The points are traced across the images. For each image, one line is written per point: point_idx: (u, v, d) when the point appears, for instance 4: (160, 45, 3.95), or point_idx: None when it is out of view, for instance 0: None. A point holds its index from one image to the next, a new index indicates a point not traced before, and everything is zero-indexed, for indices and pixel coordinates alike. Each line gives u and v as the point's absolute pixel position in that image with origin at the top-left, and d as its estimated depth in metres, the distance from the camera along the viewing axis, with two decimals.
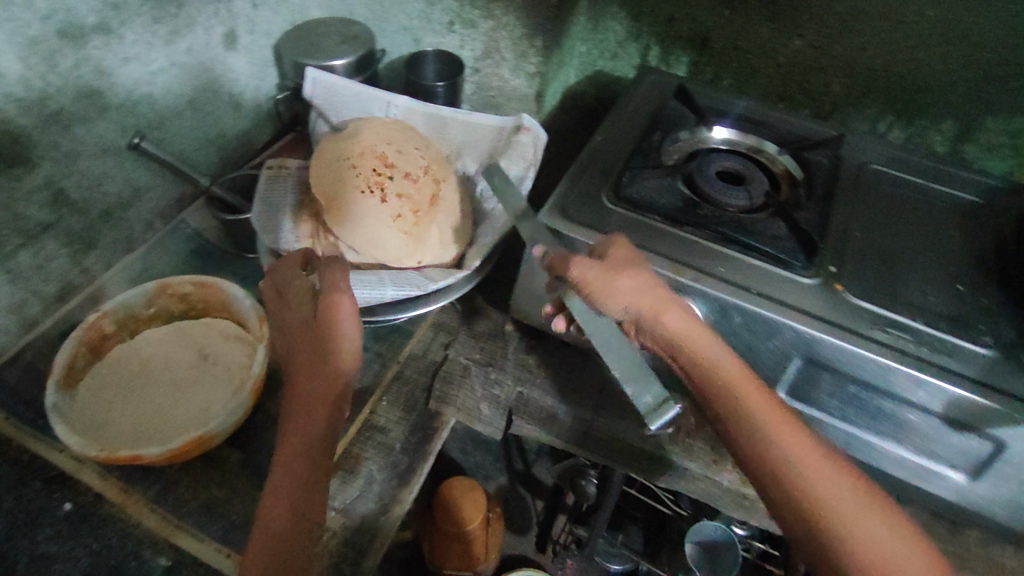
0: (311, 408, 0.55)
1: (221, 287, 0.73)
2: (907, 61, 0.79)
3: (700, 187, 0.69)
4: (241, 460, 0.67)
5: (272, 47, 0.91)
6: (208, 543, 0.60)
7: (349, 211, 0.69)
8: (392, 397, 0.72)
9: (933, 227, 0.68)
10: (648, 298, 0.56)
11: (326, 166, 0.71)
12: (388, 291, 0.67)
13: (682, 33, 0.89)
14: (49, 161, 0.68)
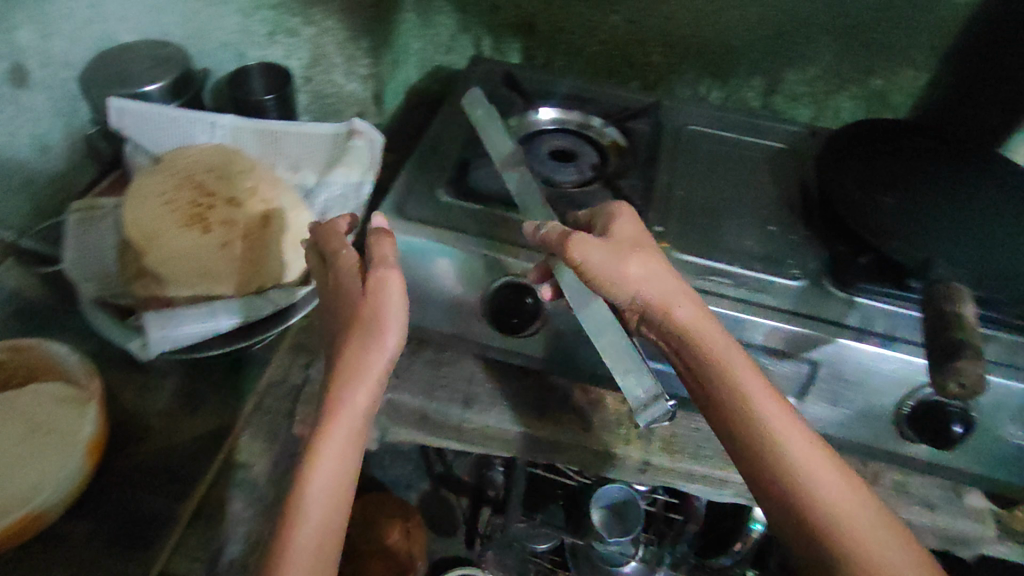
0: (356, 405, 0.51)
1: (40, 348, 0.65)
2: (712, 26, 0.85)
3: (532, 169, 0.71)
4: (88, 532, 0.61)
5: (76, 80, 0.80)
6: None
7: (171, 249, 0.65)
8: (253, 430, 0.69)
9: (747, 177, 0.74)
10: (664, 285, 0.53)
11: (143, 202, 0.67)
12: (223, 321, 0.65)
13: (508, 21, 0.91)
14: None
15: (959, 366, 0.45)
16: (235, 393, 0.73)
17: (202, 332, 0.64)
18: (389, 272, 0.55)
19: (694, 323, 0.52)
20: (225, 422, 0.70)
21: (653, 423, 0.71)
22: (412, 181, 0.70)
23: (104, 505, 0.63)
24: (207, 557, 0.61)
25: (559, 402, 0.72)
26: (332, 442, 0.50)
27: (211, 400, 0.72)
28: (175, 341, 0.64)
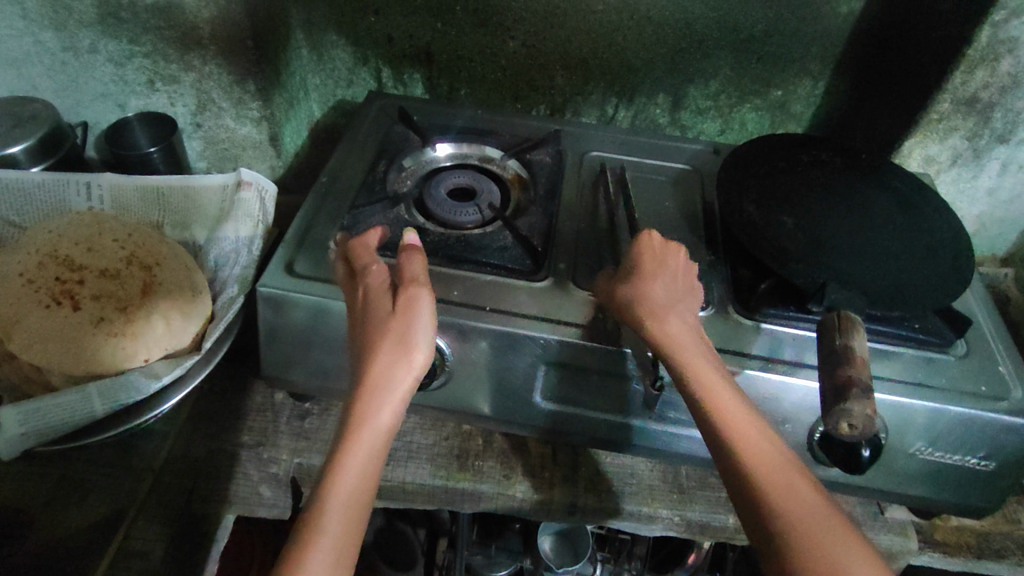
0: (379, 432, 0.48)
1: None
2: (610, 47, 0.84)
3: (430, 211, 0.69)
4: None
5: None
6: None
7: (36, 330, 0.60)
8: (152, 512, 0.63)
9: (651, 202, 0.73)
10: (673, 305, 0.55)
11: (4, 284, 0.62)
12: (98, 407, 0.59)
13: (405, 51, 0.89)
14: None
15: (845, 409, 0.46)
16: (133, 472, 0.64)
17: (75, 418, 0.59)
18: (423, 288, 0.54)
19: (690, 338, 0.53)
20: (119, 507, 0.62)
21: (577, 461, 0.69)
22: (304, 235, 0.66)
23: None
24: None
25: (480, 449, 0.68)
26: (352, 467, 0.46)
27: (100, 483, 0.63)
28: (47, 431, 0.59)
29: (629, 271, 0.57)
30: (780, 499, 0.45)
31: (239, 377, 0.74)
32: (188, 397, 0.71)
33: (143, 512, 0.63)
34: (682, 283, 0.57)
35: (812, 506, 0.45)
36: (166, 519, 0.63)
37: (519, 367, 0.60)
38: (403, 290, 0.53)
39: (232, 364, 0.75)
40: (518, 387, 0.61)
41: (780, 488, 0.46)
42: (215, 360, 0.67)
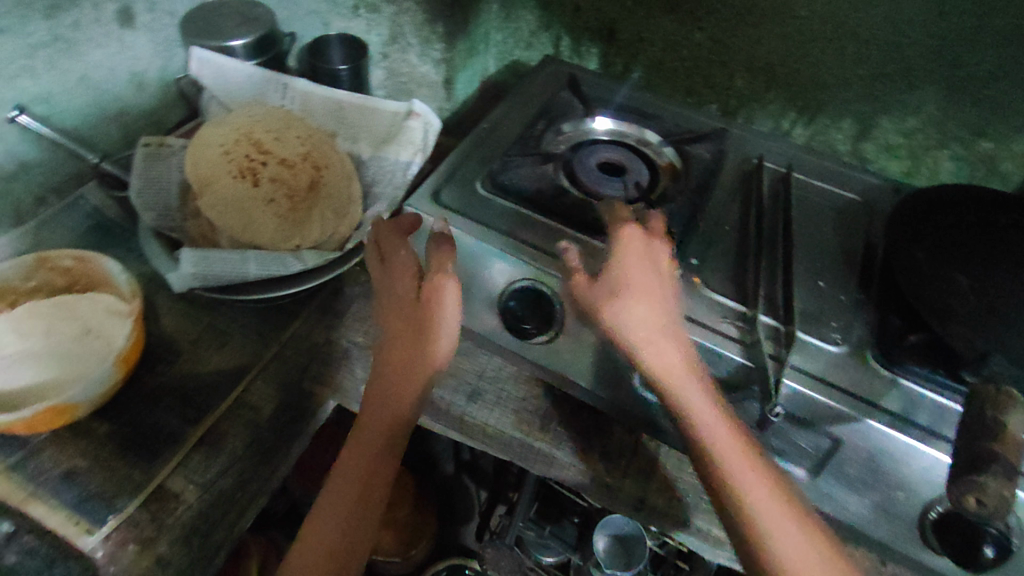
0: (394, 400, 0.55)
1: (100, 263, 0.71)
2: (802, 59, 0.79)
3: (578, 178, 0.70)
4: (109, 432, 0.63)
5: (178, 26, 0.89)
6: (59, 509, 0.58)
7: (221, 196, 0.69)
8: (268, 375, 0.70)
9: (807, 226, 0.69)
10: (653, 325, 0.53)
11: (203, 151, 0.71)
12: (251, 269, 0.67)
13: (590, 24, 0.89)
14: None
15: (976, 482, 0.42)
16: (262, 338, 0.74)
17: (230, 276, 0.67)
18: (445, 280, 0.56)
19: (673, 365, 0.52)
20: (246, 362, 0.71)
21: (657, 459, 0.67)
22: (455, 170, 0.71)
23: (126, 414, 0.65)
24: (200, 483, 0.61)
25: (564, 418, 0.69)
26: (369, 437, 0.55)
27: (238, 339, 0.73)
28: (204, 282, 0.66)
29: (608, 283, 0.54)
30: (764, 543, 0.48)
31: (366, 284, 0.80)
32: (321, 288, 0.79)
33: (265, 374, 0.71)
34: (659, 281, 0.55)
35: (798, 553, 0.47)
36: (280, 385, 0.70)
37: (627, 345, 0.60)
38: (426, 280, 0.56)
39: (364, 273, 0.81)
40: (618, 364, 0.61)
41: (775, 537, 0.47)
42: (353, 260, 0.74)
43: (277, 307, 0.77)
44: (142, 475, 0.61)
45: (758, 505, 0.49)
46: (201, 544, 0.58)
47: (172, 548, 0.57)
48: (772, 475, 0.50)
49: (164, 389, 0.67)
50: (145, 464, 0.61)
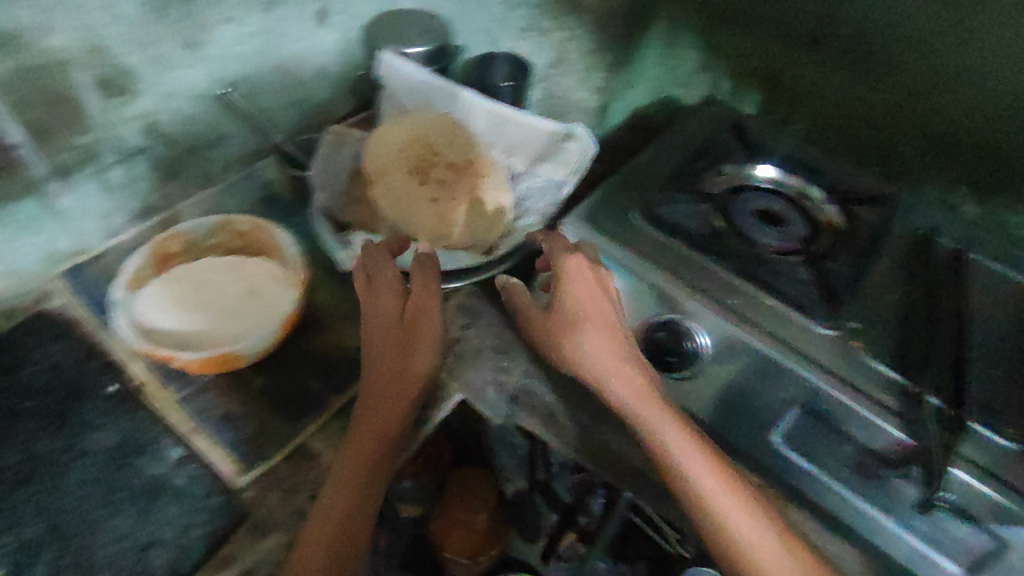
0: (397, 399, 0.58)
1: (272, 232, 0.76)
2: (986, 136, 0.75)
3: (735, 221, 0.69)
4: (262, 387, 0.69)
5: (362, 30, 0.91)
6: (218, 446, 0.64)
7: (391, 188, 0.74)
8: None
9: (981, 309, 0.64)
10: (602, 342, 0.57)
11: (383, 145, 0.77)
12: (409, 260, 0.71)
13: (755, 70, 0.89)
14: (151, 95, 0.74)
15: None
16: None
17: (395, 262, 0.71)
18: (425, 297, 0.62)
19: (630, 386, 0.55)
20: None
21: None
22: (613, 195, 0.71)
23: (279, 373, 0.71)
24: (338, 450, 0.66)
25: None
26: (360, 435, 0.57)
27: None
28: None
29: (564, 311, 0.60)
30: (731, 546, 0.49)
31: None
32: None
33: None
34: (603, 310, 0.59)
35: None
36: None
37: (771, 394, 0.58)
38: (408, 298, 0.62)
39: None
40: None
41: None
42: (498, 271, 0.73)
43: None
44: (287, 430, 0.66)
45: (731, 522, 0.50)
46: None
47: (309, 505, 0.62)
48: (726, 473, 0.52)
49: (314, 356, 0.73)
50: (292, 419, 0.67)
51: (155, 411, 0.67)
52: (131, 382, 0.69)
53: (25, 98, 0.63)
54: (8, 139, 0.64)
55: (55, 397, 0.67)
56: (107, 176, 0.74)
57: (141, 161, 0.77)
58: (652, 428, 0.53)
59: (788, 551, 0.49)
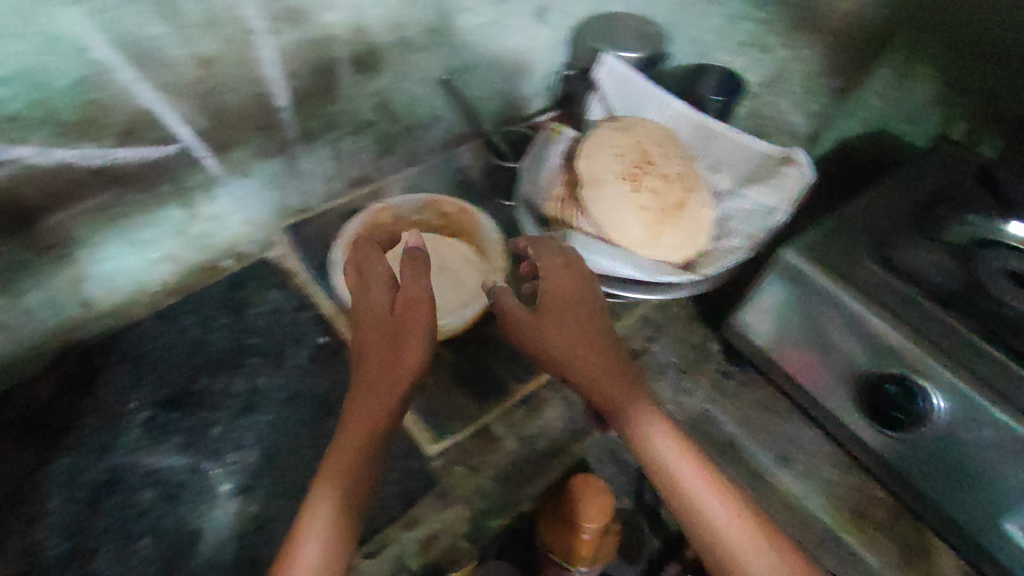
0: (386, 386, 0.58)
1: (477, 217, 0.79)
2: None
3: (983, 274, 0.58)
4: (450, 361, 0.74)
5: (571, 29, 0.91)
6: (412, 414, 0.69)
7: (602, 192, 0.73)
8: None
9: None
10: (568, 337, 0.61)
11: (597, 146, 0.75)
12: (619, 266, 0.71)
13: (1005, 112, 0.74)
14: (389, 74, 0.77)
15: None
16: None
17: (602, 266, 0.71)
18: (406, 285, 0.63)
19: (592, 378, 0.59)
20: None
21: None
22: (839, 229, 0.64)
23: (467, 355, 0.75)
24: (520, 438, 0.69)
25: (881, 520, 0.64)
26: (362, 411, 0.57)
27: None
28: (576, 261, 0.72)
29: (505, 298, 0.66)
30: (721, 546, 0.50)
31: (687, 308, 0.80)
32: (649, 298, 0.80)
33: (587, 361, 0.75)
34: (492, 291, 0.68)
35: None
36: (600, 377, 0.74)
37: (1018, 482, 0.52)
38: (371, 276, 0.65)
39: (690, 300, 0.82)
40: (995, 497, 0.54)
41: None
42: (695, 291, 0.72)
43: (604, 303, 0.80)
44: (476, 410, 0.70)
45: (734, 548, 0.50)
46: (517, 490, 0.65)
47: (491, 483, 0.66)
48: (712, 478, 0.54)
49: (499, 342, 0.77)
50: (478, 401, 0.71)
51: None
52: (338, 337, 0.75)
53: (295, 69, 0.69)
54: (275, 104, 0.70)
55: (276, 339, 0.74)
56: (340, 147, 0.79)
57: (365, 135, 0.81)
58: (646, 437, 0.56)
59: (755, 544, 0.50)
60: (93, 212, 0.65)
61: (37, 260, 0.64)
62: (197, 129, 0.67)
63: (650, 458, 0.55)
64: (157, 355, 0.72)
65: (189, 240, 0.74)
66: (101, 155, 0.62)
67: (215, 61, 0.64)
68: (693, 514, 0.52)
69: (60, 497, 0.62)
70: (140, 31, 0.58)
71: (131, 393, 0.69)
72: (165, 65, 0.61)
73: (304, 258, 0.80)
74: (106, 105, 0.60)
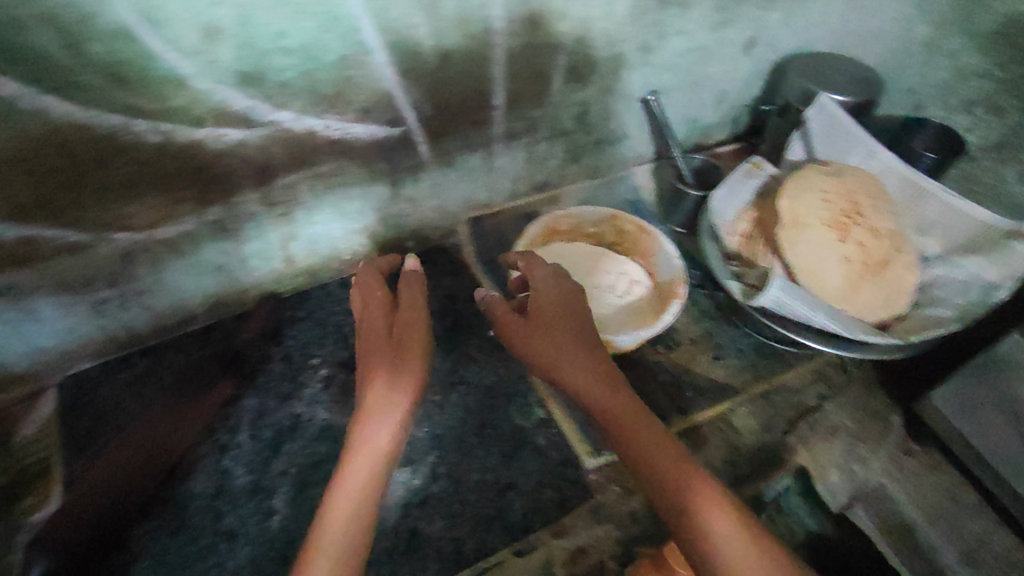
0: (388, 386, 0.63)
1: (658, 239, 0.82)
2: None
3: None
4: None
5: (774, 63, 0.88)
6: (569, 422, 0.72)
7: (806, 235, 0.71)
8: (753, 408, 0.74)
9: None
10: (566, 357, 0.66)
11: (806, 187, 0.73)
12: (820, 318, 0.67)
13: None
14: (595, 86, 0.78)
15: None
16: (753, 370, 0.77)
17: (798, 311, 0.68)
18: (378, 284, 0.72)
19: (598, 396, 0.63)
20: (734, 385, 0.76)
21: None
22: None
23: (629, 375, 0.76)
24: None
25: None
26: (370, 406, 0.62)
27: (730, 359, 0.79)
28: (773, 304, 0.69)
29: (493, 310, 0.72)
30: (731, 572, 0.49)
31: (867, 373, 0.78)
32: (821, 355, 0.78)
33: (749, 404, 0.74)
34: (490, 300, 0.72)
35: None
36: (764, 428, 0.73)
37: None
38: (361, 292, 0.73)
39: (867, 365, 0.79)
40: None
41: None
42: (889, 355, 0.69)
43: (771, 349, 0.79)
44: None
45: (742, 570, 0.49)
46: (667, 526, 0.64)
47: (643, 509, 0.66)
48: (712, 497, 0.54)
49: (659, 368, 0.77)
50: None
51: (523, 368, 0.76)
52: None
53: (516, 71, 0.72)
54: (490, 101, 0.73)
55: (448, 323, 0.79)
56: (534, 150, 0.81)
57: (559, 142, 0.82)
58: (647, 454, 0.58)
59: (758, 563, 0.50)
60: (316, 178, 0.70)
61: (265, 215, 0.71)
62: (420, 115, 0.70)
63: (650, 473, 0.57)
64: (340, 320, 0.80)
65: (385, 216, 0.79)
66: (339, 128, 0.67)
67: (453, 54, 0.67)
68: (688, 521, 0.53)
69: (249, 432, 0.70)
70: (401, 19, 0.61)
71: (315, 348, 0.77)
72: (411, 53, 0.65)
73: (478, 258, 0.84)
74: (356, 84, 0.64)
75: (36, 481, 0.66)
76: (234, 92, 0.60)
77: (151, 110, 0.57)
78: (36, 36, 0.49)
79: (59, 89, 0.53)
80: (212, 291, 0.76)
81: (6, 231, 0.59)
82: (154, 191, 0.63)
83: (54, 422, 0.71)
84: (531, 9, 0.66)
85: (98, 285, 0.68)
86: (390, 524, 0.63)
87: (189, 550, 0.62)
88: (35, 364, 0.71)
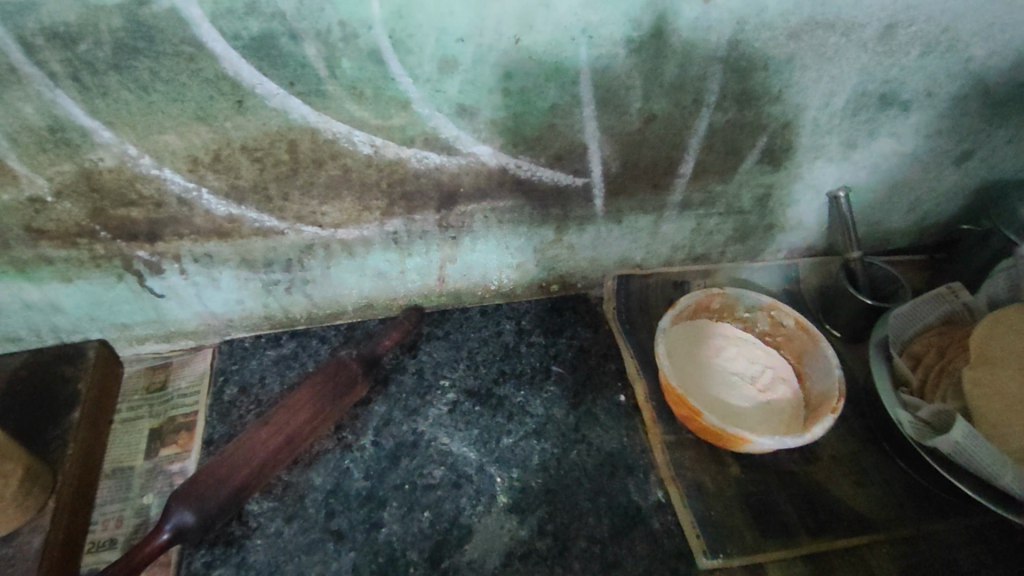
0: (317, 407, 0.69)
1: (818, 340, 0.76)
2: None
3: None
4: (737, 477, 0.71)
5: (982, 181, 0.82)
6: (689, 512, 0.67)
7: (998, 381, 0.66)
8: (895, 553, 0.66)
9: None
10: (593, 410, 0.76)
11: (1012, 329, 0.68)
12: (1009, 480, 0.60)
13: None
14: (785, 172, 0.75)
15: None
16: (901, 510, 0.69)
17: (979, 465, 0.62)
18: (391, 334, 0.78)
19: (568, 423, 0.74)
20: (875, 519, 0.68)
21: None
22: None
23: (756, 477, 0.71)
24: None
25: None
26: (305, 420, 0.68)
27: (873, 489, 0.71)
28: (951, 449, 0.64)
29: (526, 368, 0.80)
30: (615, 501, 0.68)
31: None
32: (986, 512, 0.69)
33: (892, 546, 0.67)
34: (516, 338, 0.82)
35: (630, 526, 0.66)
36: None
37: None
38: (366, 356, 0.75)
39: None
40: None
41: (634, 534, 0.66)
42: None
43: (922, 486, 0.72)
44: (753, 541, 0.66)
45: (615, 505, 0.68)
46: None
47: None
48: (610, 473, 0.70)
49: (791, 478, 0.72)
50: (757, 533, 0.66)
51: (647, 442, 0.73)
52: (634, 402, 0.77)
53: (713, 144, 0.70)
54: (678, 169, 0.72)
55: (580, 376, 0.79)
56: (703, 223, 0.80)
57: (731, 220, 0.80)
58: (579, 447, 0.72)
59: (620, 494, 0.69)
60: (493, 211, 0.72)
61: (435, 235, 0.73)
62: (607, 171, 0.70)
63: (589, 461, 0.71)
64: (473, 346, 0.82)
65: (541, 257, 0.80)
66: (527, 170, 0.68)
67: (657, 119, 0.66)
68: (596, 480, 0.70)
69: (372, 438, 0.72)
70: (620, 80, 0.62)
71: (446, 370, 0.79)
72: (620, 112, 0.64)
73: (616, 320, 0.83)
74: (557, 131, 0.65)
75: (180, 432, 0.72)
76: (448, 121, 0.62)
77: (373, 125, 0.61)
78: (304, 46, 0.54)
79: (304, 93, 0.57)
80: (366, 293, 0.80)
81: (220, 208, 0.65)
82: (350, 196, 0.66)
83: (204, 381, 0.77)
84: (748, 87, 0.65)
85: (275, 268, 0.73)
86: (491, 569, 0.62)
87: (299, 541, 0.64)
88: (203, 324, 0.78)
